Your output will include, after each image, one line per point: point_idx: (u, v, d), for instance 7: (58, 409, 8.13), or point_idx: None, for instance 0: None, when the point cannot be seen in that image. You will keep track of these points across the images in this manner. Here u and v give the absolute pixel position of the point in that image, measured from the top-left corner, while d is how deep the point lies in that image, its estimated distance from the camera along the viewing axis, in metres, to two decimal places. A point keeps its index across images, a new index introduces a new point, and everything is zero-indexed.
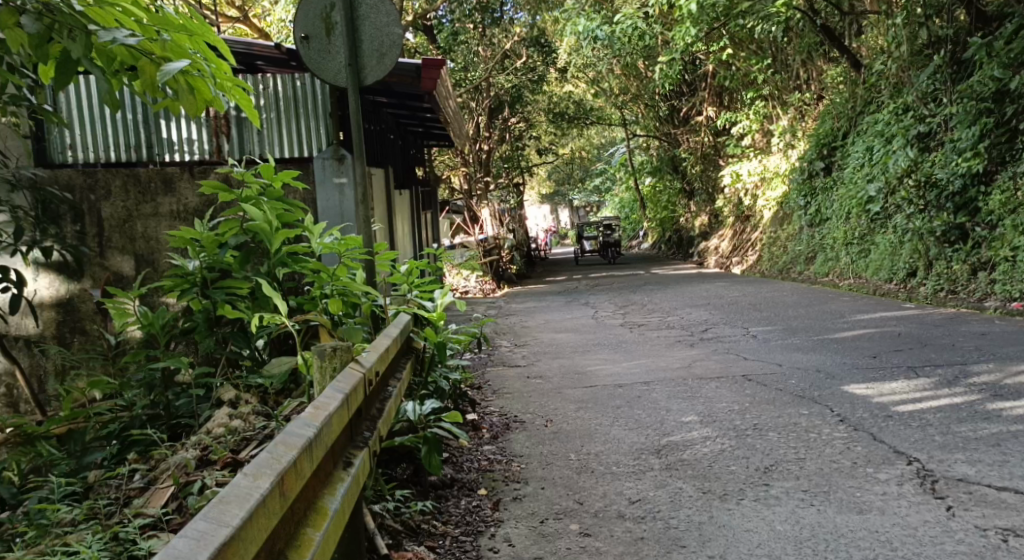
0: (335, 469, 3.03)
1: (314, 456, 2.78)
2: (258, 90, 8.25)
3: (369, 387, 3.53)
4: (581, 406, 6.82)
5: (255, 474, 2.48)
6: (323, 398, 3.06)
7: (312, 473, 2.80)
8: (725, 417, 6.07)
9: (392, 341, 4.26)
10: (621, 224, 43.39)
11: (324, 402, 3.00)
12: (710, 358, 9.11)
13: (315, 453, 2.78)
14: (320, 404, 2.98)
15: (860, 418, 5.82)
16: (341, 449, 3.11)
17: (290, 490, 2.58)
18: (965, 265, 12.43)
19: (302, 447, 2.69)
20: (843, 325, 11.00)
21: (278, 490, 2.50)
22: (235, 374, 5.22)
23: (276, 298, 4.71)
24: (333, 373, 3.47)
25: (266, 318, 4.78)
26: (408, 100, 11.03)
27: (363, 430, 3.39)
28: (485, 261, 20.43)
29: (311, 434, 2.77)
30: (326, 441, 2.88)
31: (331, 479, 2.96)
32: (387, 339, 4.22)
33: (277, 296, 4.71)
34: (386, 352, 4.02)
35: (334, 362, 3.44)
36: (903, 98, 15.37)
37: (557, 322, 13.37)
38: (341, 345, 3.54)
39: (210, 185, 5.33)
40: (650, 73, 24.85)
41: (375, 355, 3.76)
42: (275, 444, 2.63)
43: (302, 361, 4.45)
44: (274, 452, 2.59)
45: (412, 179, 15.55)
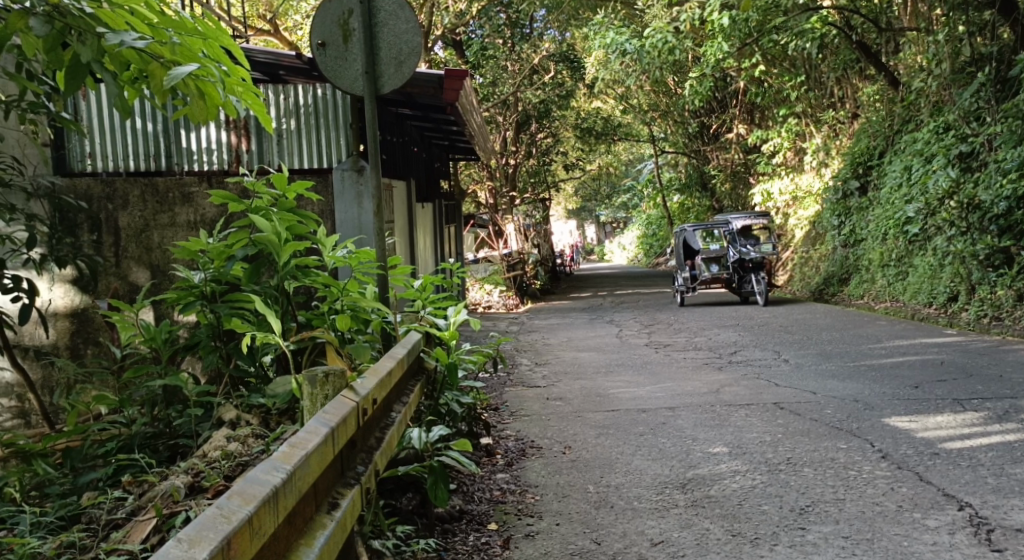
0: (316, 514, 2.75)
1: (283, 505, 2.46)
2: (278, 100, 7.98)
3: (364, 416, 3.26)
4: (603, 432, 6.48)
5: (194, 538, 2.12)
6: (303, 432, 2.76)
7: (282, 525, 2.49)
8: (756, 449, 5.74)
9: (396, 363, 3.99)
10: (646, 241, 43.05)
11: (301, 440, 2.70)
12: (739, 383, 8.76)
13: (283, 502, 2.46)
14: (299, 442, 2.69)
15: (903, 455, 5.47)
16: (326, 490, 2.85)
17: (246, 551, 2.24)
18: (1010, 290, 12.02)
19: (264, 497, 2.35)
20: (879, 351, 10.63)
21: (229, 553, 2.16)
22: (238, 392, 4.91)
23: (270, 316, 4.36)
24: (324, 400, 3.22)
25: (262, 336, 4.44)
26: (432, 111, 10.80)
27: (355, 465, 3.14)
28: (510, 276, 20.19)
29: (278, 480, 2.45)
30: (300, 485, 2.58)
31: (309, 526, 2.68)
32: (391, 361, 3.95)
33: (271, 314, 4.36)
34: (388, 376, 3.75)
35: (326, 390, 3.21)
36: (944, 117, 14.99)
37: (580, 340, 13.04)
38: (335, 371, 3.28)
39: (218, 194, 5.00)
40: (681, 89, 24.68)
41: (373, 381, 3.48)
42: (230, 497, 2.29)
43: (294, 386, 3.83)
44: (226, 507, 2.25)
45: (437, 192, 15.36)
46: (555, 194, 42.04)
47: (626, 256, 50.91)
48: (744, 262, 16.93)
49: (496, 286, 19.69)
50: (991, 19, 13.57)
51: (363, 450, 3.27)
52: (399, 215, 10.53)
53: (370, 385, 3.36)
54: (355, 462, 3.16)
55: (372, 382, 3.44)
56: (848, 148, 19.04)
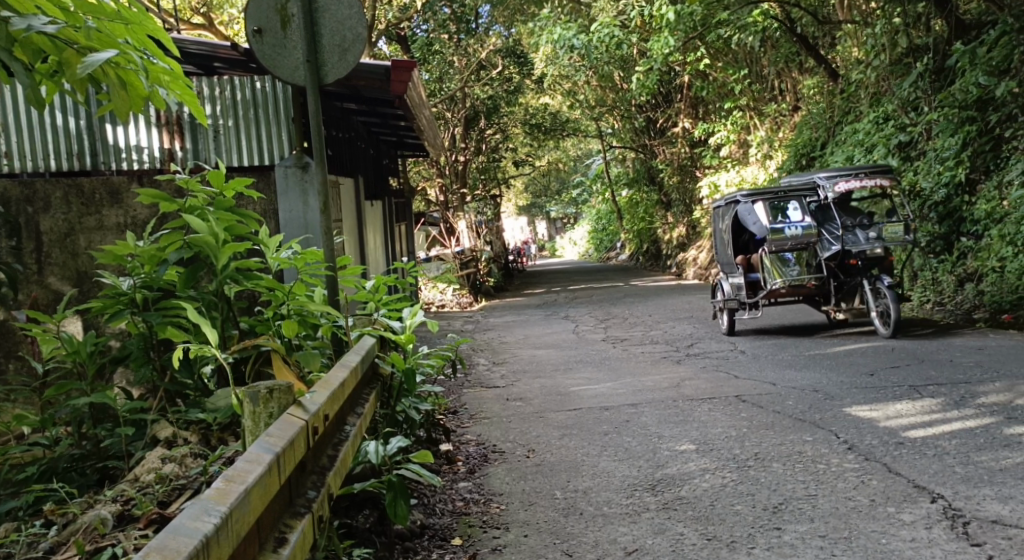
0: (262, 552, 2.53)
1: (219, 553, 2.22)
2: (214, 94, 7.70)
3: (315, 434, 3.04)
4: (566, 433, 6.27)
5: None
6: (242, 462, 2.53)
7: None
8: (722, 445, 5.58)
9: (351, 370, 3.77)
10: (596, 236, 43.13)
11: (240, 473, 2.47)
12: (698, 376, 8.62)
13: (219, 550, 2.23)
14: (237, 475, 2.45)
15: (870, 446, 5.33)
16: (272, 523, 2.63)
17: None
18: (953, 276, 12.15)
19: (191, 550, 2.11)
20: (831, 339, 10.60)
21: None
22: (176, 405, 4.66)
23: (204, 327, 4.06)
24: (269, 419, 2.99)
25: (195, 350, 4.13)
26: (378, 107, 10.53)
27: (307, 489, 2.92)
28: (462, 274, 19.91)
29: (210, 528, 2.21)
30: (239, 527, 2.35)
31: None
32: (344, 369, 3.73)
33: (206, 324, 4.07)
34: (342, 387, 3.53)
35: (271, 407, 2.99)
36: (884, 107, 15.10)
37: (536, 338, 12.86)
38: (280, 387, 3.05)
39: (148, 193, 4.71)
40: (626, 84, 24.69)
41: (325, 393, 3.24)
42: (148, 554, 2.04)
43: (234, 401, 3.60)
44: None
45: (386, 190, 15.08)
46: (504, 192, 41.87)
47: (577, 252, 50.99)
48: (847, 259, 10.35)
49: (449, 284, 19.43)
50: (925, 11, 13.71)
51: (315, 472, 3.03)
52: (347, 215, 10.24)
53: (320, 400, 3.12)
54: (306, 487, 2.92)
55: (324, 396, 3.20)
56: (792, 140, 19.13)
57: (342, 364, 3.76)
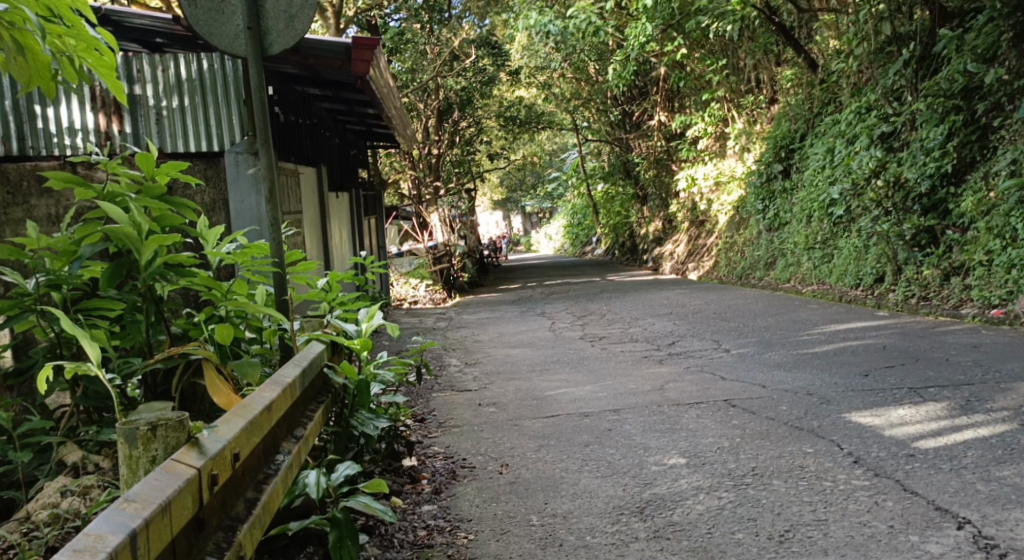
0: None
1: None
2: (158, 73, 7.48)
3: (216, 481, 2.61)
4: (543, 444, 5.72)
5: None
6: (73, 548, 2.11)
7: None
8: (716, 459, 5.05)
9: (293, 383, 3.33)
10: (572, 230, 42.75)
11: None
12: (683, 378, 8.11)
13: None
14: None
15: (878, 458, 4.82)
16: None
17: None
18: (937, 269, 11.73)
19: None
20: (818, 337, 10.13)
21: None
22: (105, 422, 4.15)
23: (81, 340, 3.37)
24: (150, 465, 2.57)
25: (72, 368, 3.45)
26: (344, 93, 9.97)
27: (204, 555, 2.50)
28: (434, 270, 19.31)
29: None
30: None
31: None
32: (284, 381, 3.29)
33: (83, 337, 3.38)
34: (275, 408, 3.10)
35: (153, 449, 2.59)
36: (866, 96, 14.65)
37: (511, 336, 12.31)
38: (168, 422, 2.63)
39: (58, 177, 4.20)
40: (600, 75, 24.21)
41: (239, 426, 2.81)
42: None
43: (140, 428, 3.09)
44: None
45: (354, 182, 14.50)
46: (480, 185, 41.29)
47: (552, 248, 50.56)
48: None
49: (421, 280, 18.78)
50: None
51: (222, 527, 2.64)
52: (308, 207, 9.67)
53: (225, 437, 2.70)
54: (205, 552, 2.52)
55: (234, 430, 2.77)
56: (770, 132, 18.67)
57: (280, 377, 3.31)
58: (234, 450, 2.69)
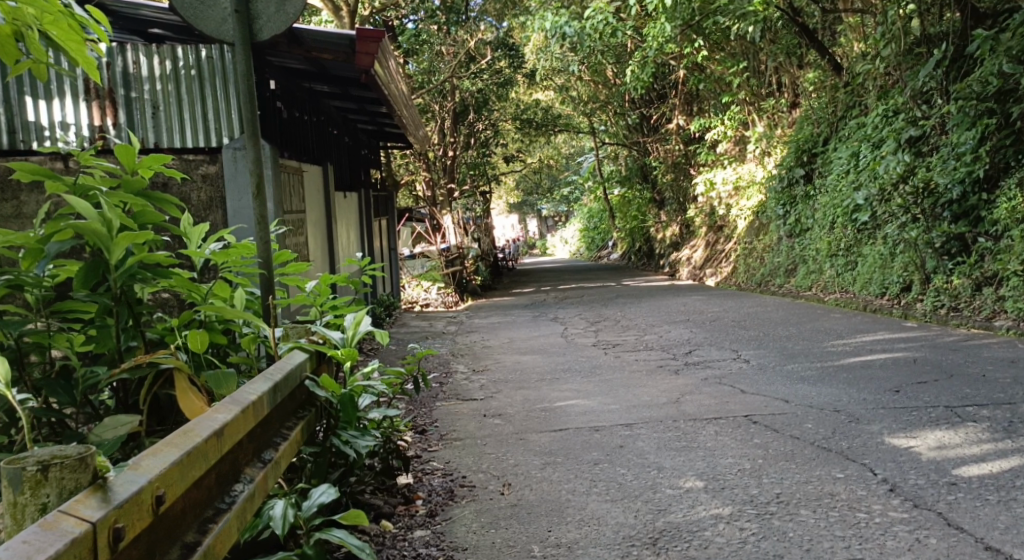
0: None
1: None
2: (155, 64, 7.13)
3: (134, 527, 2.26)
4: (549, 462, 5.34)
5: None
6: None
7: None
8: (737, 483, 4.66)
9: (257, 402, 2.99)
10: (589, 234, 42.31)
11: None
12: (702, 390, 7.70)
13: None
14: None
15: (915, 486, 4.43)
16: None
17: None
18: (968, 279, 11.25)
19: None
20: (842, 349, 9.69)
21: None
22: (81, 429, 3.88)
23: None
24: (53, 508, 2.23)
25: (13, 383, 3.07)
26: (352, 89, 9.62)
27: None
28: (446, 272, 18.96)
29: None
30: None
31: None
32: (246, 399, 2.95)
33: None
34: (230, 433, 2.75)
35: (42, 496, 2.24)
36: (894, 99, 14.18)
37: (522, 342, 11.92)
38: (73, 458, 2.29)
39: (25, 168, 3.74)
40: (619, 77, 23.81)
41: (170, 458, 2.45)
42: None
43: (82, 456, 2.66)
44: None
45: (364, 182, 14.16)
46: (496, 187, 40.94)
47: (568, 251, 50.14)
48: None
49: (434, 282, 18.43)
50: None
51: None
52: (312, 206, 9.33)
53: (147, 475, 2.34)
54: None
55: (162, 463, 2.41)
56: (791, 136, 18.23)
57: (239, 395, 2.96)
58: (157, 490, 2.33)
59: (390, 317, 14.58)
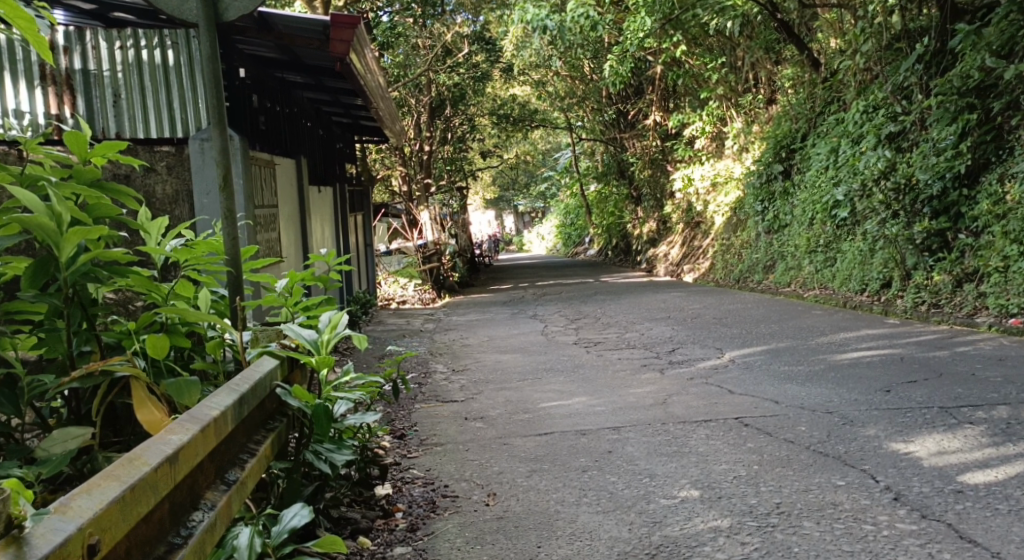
0: None
1: None
2: (115, 50, 6.83)
3: None
4: (535, 469, 5.08)
5: None
6: None
7: None
8: (734, 492, 4.43)
9: (220, 416, 2.70)
10: (565, 230, 42.07)
11: None
12: (688, 390, 7.47)
13: None
14: None
15: (919, 494, 4.23)
16: None
17: None
18: (949, 275, 11.11)
19: None
20: (827, 347, 9.50)
21: None
22: (32, 435, 3.64)
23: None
24: None
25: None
26: (325, 80, 9.30)
27: None
28: (422, 268, 18.65)
29: None
30: None
31: None
32: (207, 414, 2.67)
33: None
34: (185, 459, 2.46)
35: None
36: (875, 94, 14.02)
37: (501, 340, 11.66)
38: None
39: None
40: (595, 72, 23.56)
41: (108, 496, 2.16)
42: None
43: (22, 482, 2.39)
44: None
45: (339, 176, 13.85)
46: (472, 184, 40.61)
47: (545, 247, 49.88)
48: None
49: (410, 279, 18.12)
50: None
51: None
52: (284, 201, 9.03)
53: (76, 521, 2.05)
54: None
55: (95, 504, 2.12)
56: (769, 132, 18.05)
57: (198, 412, 2.66)
58: (88, 538, 2.04)
59: (366, 314, 14.27)
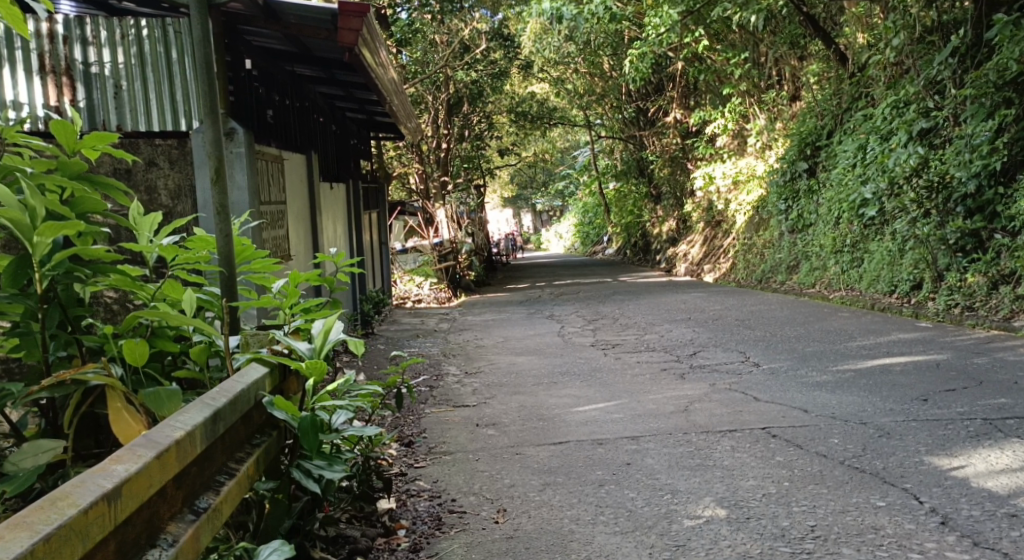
0: None
1: None
2: (117, 39, 6.56)
3: None
4: (549, 482, 4.76)
5: None
6: None
7: None
8: (763, 512, 4.10)
9: (182, 440, 2.37)
10: (584, 229, 41.76)
11: None
12: (712, 397, 7.14)
13: None
14: None
15: (968, 518, 3.90)
16: None
17: None
18: (983, 277, 10.68)
19: None
20: (857, 351, 9.12)
21: None
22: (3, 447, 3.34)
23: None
24: None
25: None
26: (337, 73, 9.02)
27: None
28: (439, 267, 18.35)
29: None
30: None
31: None
32: (168, 438, 2.34)
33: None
34: (131, 493, 2.13)
35: None
36: (904, 90, 13.61)
37: (517, 341, 11.33)
38: None
39: None
40: (615, 69, 23.19)
41: (28, 542, 1.83)
42: None
43: None
44: None
45: (353, 173, 13.58)
46: (490, 182, 40.36)
47: (563, 246, 49.59)
48: None
49: (427, 277, 17.82)
50: None
51: None
52: (293, 196, 8.76)
53: None
54: None
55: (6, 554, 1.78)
56: (793, 129, 17.64)
57: (158, 434, 2.34)
58: None
59: (380, 314, 14.00)
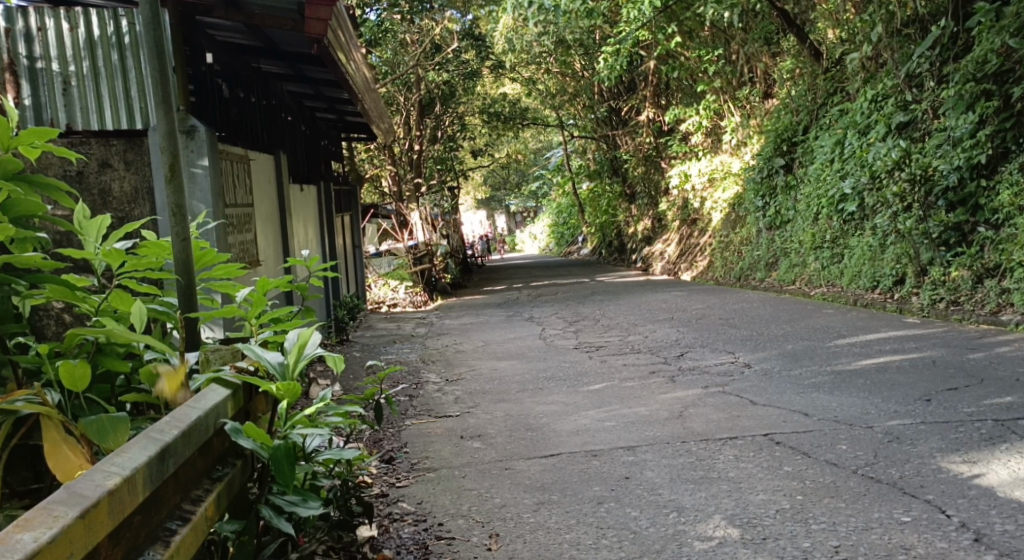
0: None
1: None
2: (65, 30, 6.13)
3: None
4: (542, 502, 4.39)
5: None
6: None
7: None
8: (780, 531, 3.76)
9: (115, 492, 1.98)
10: (558, 230, 41.41)
11: None
12: (706, 401, 6.80)
13: None
14: None
15: (1004, 533, 3.58)
16: None
17: None
18: (968, 271, 10.41)
19: None
20: (847, 350, 8.82)
21: None
22: None
23: None
24: None
25: None
26: (306, 70, 8.62)
27: None
28: (413, 270, 17.94)
29: None
30: None
31: None
32: (97, 491, 1.95)
33: None
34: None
35: None
36: (882, 83, 13.36)
37: (497, 345, 10.95)
38: None
39: None
40: (586, 67, 22.83)
41: None
42: None
43: None
44: None
45: (325, 175, 13.16)
46: (463, 184, 39.89)
47: (538, 247, 49.24)
48: None
49: (401, 281, 17.38)
50: None
51: None
52: (261, 198, 8.36)
53: None
54: None
55: None
56: (768, 126, 17.37)
57: (85, 486, 1.97)
58: None
59: (354, 320, 13.59)
